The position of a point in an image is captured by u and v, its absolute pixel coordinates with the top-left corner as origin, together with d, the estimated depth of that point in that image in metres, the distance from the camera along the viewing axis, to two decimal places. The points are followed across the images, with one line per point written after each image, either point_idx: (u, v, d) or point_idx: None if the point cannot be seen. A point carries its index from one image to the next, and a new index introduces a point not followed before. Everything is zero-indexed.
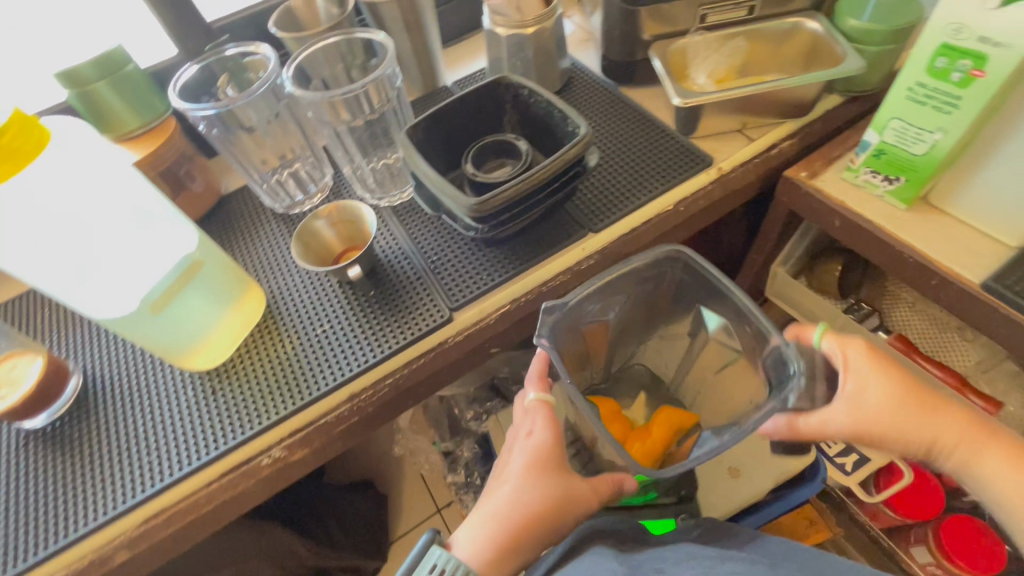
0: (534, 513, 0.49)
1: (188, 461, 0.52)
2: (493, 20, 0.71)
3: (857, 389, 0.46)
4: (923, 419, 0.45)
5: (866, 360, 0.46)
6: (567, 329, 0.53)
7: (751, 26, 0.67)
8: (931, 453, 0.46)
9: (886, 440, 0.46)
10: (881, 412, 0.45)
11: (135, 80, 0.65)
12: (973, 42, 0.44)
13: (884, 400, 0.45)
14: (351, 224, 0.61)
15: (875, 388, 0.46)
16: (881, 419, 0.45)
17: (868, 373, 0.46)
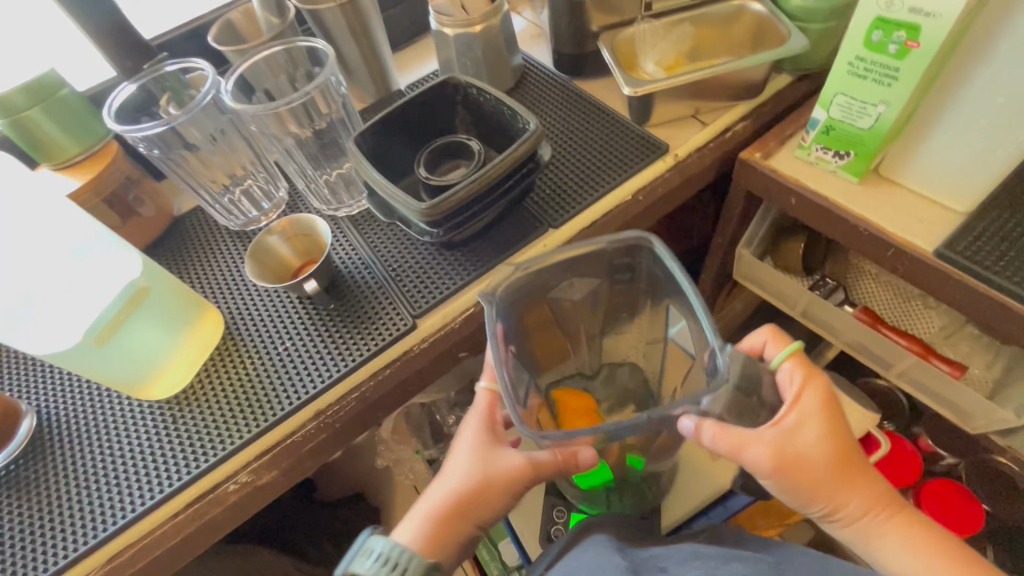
0: (475, 485, 0.49)
1: (151, 494, 0.50)
2: (439, 21, 0.70)
3: (798, 426, 0.45)
4: (845, 481, 0.46)
5: (816, 404, 0.46)
6: (528, 300, 0.54)
7: (697, 11, 0.67)
8: (835, 514, 0.46)
9: (809, 491, 0.45)
10: (813, 459, 0.45)
11: (71, 105, 0.63)
12: (905, 13, 0.44)
13: (822, 448, 0.45)
14: (306, 238, 0.60)
15: (816, 430, 0.45)
16: (813, 470, 0.45)
17: (812, 418, 0.46)
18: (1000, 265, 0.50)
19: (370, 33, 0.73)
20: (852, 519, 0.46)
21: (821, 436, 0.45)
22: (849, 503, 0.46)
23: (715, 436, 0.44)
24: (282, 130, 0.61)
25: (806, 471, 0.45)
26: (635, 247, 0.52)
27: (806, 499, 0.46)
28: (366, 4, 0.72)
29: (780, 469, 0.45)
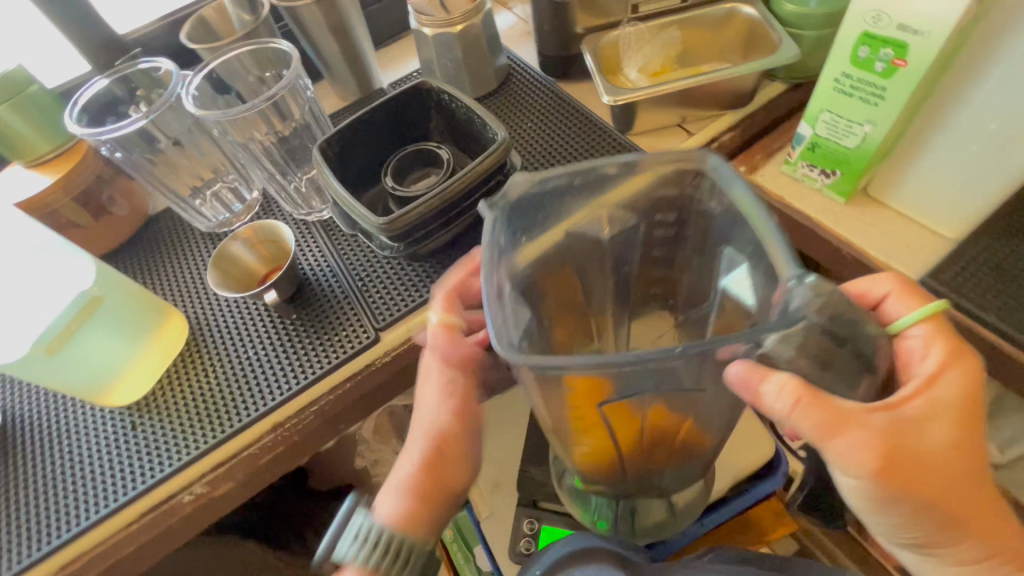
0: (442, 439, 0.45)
1: (106, 502, 0.50)
2: (419, 20, 0.67)
3: (926, 417, 0.39)
4: (951, 489, 0.40)
5: (953, 394, 0.40)
6: (537, 234, 0.43)
7: (686, 15, 0.65)
8: (907, 523, 0.41)
9: (908, 495, 0.39)
10: (926, 458, 0.39)
11: (41, 103, 0.62)
12: (893, 30, 0.41)
13: (945, 447, 0.39)
14: (272, 244, 0.59)
15: (946, 427, 0.39)
16: (927, 468, 0.39)
17: (942, 411, 0.39)
18: (988, 299, 0.48)
19: (349, 31, 0.71)
20: (930, 527, 0.41)
21: (950, 437, 0.39)
22: (942, 511, 0.40)
23: (805, 412, 0.36)
24: (251, 133, 0.60)
25: (910, 470, 0.39)
26: (683, 175, 0.42)
27: (897, 503, 0.40)
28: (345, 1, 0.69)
29: (886, 458, 0.38)
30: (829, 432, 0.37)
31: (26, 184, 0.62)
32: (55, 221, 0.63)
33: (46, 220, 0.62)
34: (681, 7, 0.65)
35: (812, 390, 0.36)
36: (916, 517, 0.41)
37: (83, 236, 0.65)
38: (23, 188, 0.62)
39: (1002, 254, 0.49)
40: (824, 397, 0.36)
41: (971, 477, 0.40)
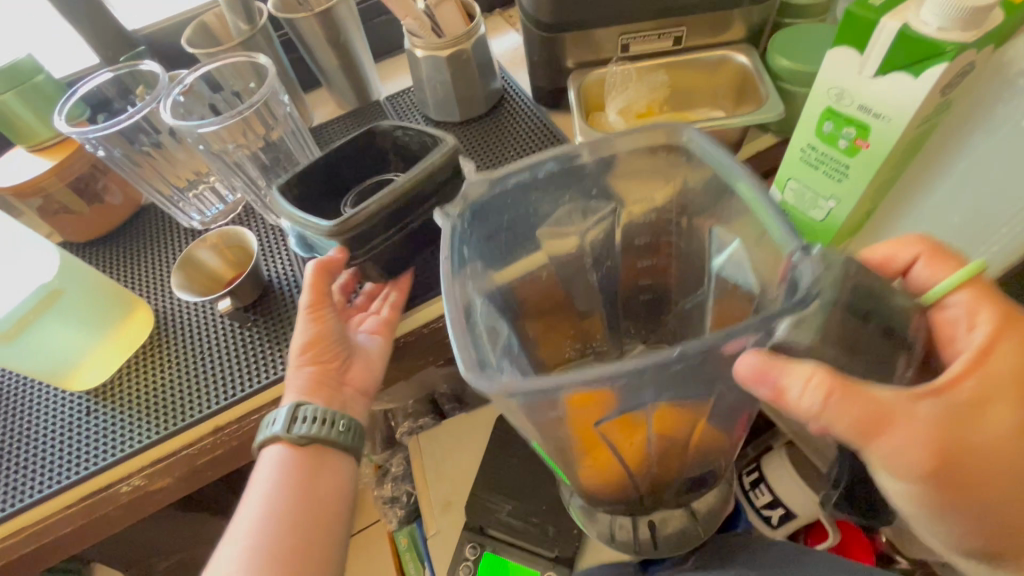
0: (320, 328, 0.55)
1: (49, 483, 0.52)
2: (412, 42, 0.68)
3: (982, 396, 0.36)
4: (1017, 482, 0.36)
5: (1012, 372, 0.36)
6: (507, 219, 0.45)
7: (678, 59, 0.63)
8: (999, 519, 0.37)
9: (970, 491, 0.36)
10: (991, 448, 0.36)
11: (44, 92, 0.65)
12: (854, 109, 0.39)
13: (1010, 434, 0.35)
14: (237, 250, 0.61)
15: (1007, 410, 0.35)
16: (986, 462, 0.36)
17: (1003, 394, 0.36)
18: None
19: (346, 44, 0.72)
20: (1000, 532, 0.38)
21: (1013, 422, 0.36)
22: (1010, 508, 0.37)
23: (837, 408, 0.33)
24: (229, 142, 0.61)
25: (969, 466, 0.35)
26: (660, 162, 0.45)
27: (955, 501, 0.37)
28: (344, 17, 0.70)
29: (941, 462, 0.35)
30: (871, 430, 0.34)
31: (24, 167, 0.65)
32: (47, 205, 0.66)
33: (40, 202, 0.65)
34: (673, 50, 0.63)
35: (845, 380, 0.33)
36: (985, 518, 0.37)
37: (74, 220, 0.68)
38: (21, 171, 0.65)
39: None
40: (865, 390, 0.33)
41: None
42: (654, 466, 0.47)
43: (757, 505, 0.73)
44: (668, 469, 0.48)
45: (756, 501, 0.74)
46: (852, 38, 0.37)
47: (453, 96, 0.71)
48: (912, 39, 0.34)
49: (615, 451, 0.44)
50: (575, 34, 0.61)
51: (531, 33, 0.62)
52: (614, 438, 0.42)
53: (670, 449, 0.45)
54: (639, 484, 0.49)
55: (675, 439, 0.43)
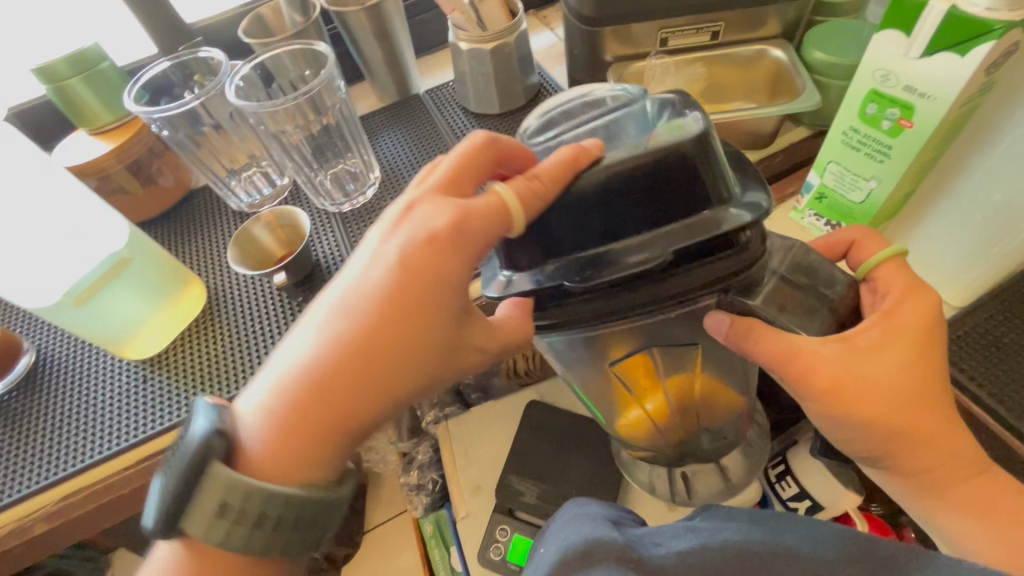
0: (398, 309, 0.36)
1: (109, 444, 0.55)
2: (457, 35, 0.71)
3: (876, 345, 0.40)
4: (908, 415, 0.40)
5: (910, 324, 0.40)
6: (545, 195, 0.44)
7: (716, 52, 0.66)
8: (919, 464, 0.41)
9: (863, 417, 0.40)
10: (881, 386, 0.39)
11: (108, 77, 0.68)
12: (899, 90, 0.41)
13: (898, 375, 0.39)
14: (290, 229, 0.64)
15: (893, 359, 0.40)
16: (877, 395, 0.39)
17: (900, 339, 0.40)
18: (977, 371, 0.46)
19: (392, 37, 0.75)
20: (902, 456, 0.41)
21: (903, 362, 0.40)
22: (912, 436, 0.40)
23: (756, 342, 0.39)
24: (286, 124, 0.64)
25: (859, 396, 0.40)
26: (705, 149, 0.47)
27: (849, 426, 0.41)
28: (391, 13, 0.73)
29: (834, 395, 0.40)
30: (774, 358, 0.40)
31: (87, 148, 0.68)
32: (105, 184, 0.69)
33: (98, 182, 0.68)
34: (710, 45, 0.66)
35: (760, 320, 0.40)
36: (886, 446, 0.41)
37: (130, 201, 0.71)
38: (84, 152, 0.68)
39: (1003, 324, 0.48)
40: (774, 333, 0.39)
41: (931, 406, 0.40)
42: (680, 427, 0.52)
43: (783, 496, 0.70)
44: (693, 428, 0.53)
45: (782, 493, 0.70)
46: (899, 19, 0.39)
47: (493, 88, 0.73)
48: (960, 18, 0.36)
49: (636, 403, 0.50)
50: (615, 28, 0.63)
51: (574, 26, 0.64)
52: (632, 384, 0.49)
53: (687, 407, 0.50)
54: (665, 444, 0.54)
55: (689, 395, 0.49)
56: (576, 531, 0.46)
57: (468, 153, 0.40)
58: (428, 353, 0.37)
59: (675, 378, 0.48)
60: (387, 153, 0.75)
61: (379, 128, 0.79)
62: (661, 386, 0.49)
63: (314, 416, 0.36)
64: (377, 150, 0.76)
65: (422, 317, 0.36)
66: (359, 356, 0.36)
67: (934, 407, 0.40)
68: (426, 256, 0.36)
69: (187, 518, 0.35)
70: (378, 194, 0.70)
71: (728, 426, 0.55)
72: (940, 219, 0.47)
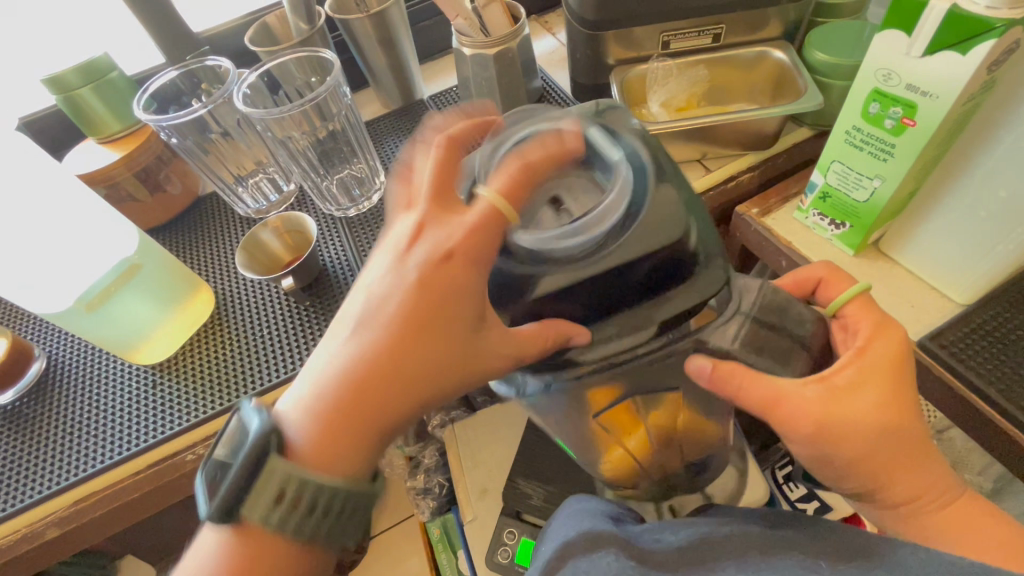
0: (430, 309, 0.36)
1: (120, 449, 0.55)
2: (460, 40, 0.72)
3: (851, 384, 0.40)
4: (887, 447, 0.40)
5: (884, 360, 0.41)
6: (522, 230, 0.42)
7: (718, 55, 0.66)
8: (907, 490, 0.41)
9: (846, 453, 0.40)
10: (863, 422, 0.39)
11: (117, 86, 0.69)
12: (902, 89, 0.42)
13: (877, 412, 0.40)
14: (297, 234, 0.64)
15: (869, 396, 0.40)
16: (859, 432, 0.39)
17: (874, 375, 0.41)
18: (985, 369, 0.46)
19: (396, 44, 0.75)
20: (888, 484, 0.41)
21: (878, 398, 0.40)
22: (892, 468, 0.41)
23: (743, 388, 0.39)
24: (292, 131, 0.65)
25: (840, 436, 0.40)
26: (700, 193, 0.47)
27: (830, 460, 0.41)
28: (396, 20, 0.74)
29: (820, 435, 0.40)
30: (757, 401, 0.40)
31: (96, 157, 0.69)
32: (115, 193, 0.69)
33: (107, 191, 0.69)
34: (712, 47, 0.66)
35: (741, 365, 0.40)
36: (876, 473, 0.41)
37: (139, 208, 0.72)
38: (94, 161, 0.68)
39: (1011, 322, 0.48)
40: (759, 376, 0.40)
41: (910, 441, 0.40)
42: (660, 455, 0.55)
43: (791, 497, 0.70)
44: (672, 455, 0.55)
45: (789, 494, 0.70)
46: (899, 18, 0.39)
47: (497, 93, 0.74)
48: (962, 17, 0.36)
49: (620, 441, 0.52)
50: (617, 31, 0.64)
51: (577, 31, 0.65)
52: (615, 427, 0.50)
53: (669, 438, 0.52)
54: (650, 471, 0.57)
55: (671, 427, 0.51)
56: (572, 519, 0.49)
57: (442, 161, 0.39)
58: (449, 359, 0.37)
59: (655, 418, 0.49)
60: (393, 157, 0.75)
61: (384, 133, 0.79)
62: (644, 424, 0.50)
63: (354, 419, 0.35)
64: (382, 154, 0.77)
65: (440, 323, 0.36)
66: (393, 356, 0.36)
67: (911, 440, 0.41)
68: (441, 273, 0.36)
69: (244, 508, 0.34)
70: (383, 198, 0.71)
71: (711, 451, 0.58)
72: (944, 219, 0.48)
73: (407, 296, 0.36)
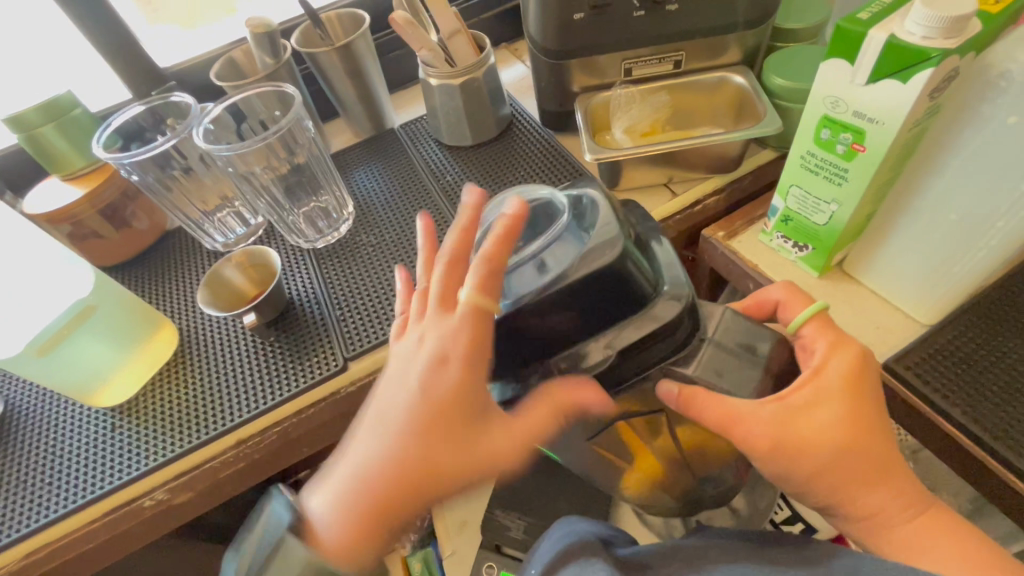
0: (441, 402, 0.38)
1: (75, 498, 0.53)
2: (426, 71, 0.72)
3: (809, 402, 0.40)
4: (845, 466, 0.39)
5: (839, 379, 0.40)
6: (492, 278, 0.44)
7: (679, 81, 0.67)
8: (885, 514, 0.40)
9: (807, 468, 0.40)
10: (822, 439, 0.39)
11: (80, 124, 0.69)
12: (850, 116, 0.42)
13: (836, 429, 0.39)
14: (261, 268, 0.64)
15: (825, 413, 0.39)
16: (816, 447, 0.39)
17: (833, 395, 0.40)
18: (951, 389, 0.46)
19: (364, 75, 0.76)
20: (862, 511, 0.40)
21: (839, 415, 0.40)
22: (856, 483, 0.40)
23: (702, 411, 0.39)
24: (255, 165, 0.65)
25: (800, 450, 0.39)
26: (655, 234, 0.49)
27: (794, 476, 0.41)
28: (363, 52, 0.74)
29: (777, 452, 0.39)
30: (715, 424, 0.39)
31: (58, 196, 0.68)
32: (78, 230, 0.69)
33: (70, 228, 0.68)
34: (674, 73, 0.67)
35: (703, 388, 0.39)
36: (847, 495, 0.40)
37: (104, 244, 0.71)
38: (56, 198, 0.68)
39: (976, 341, 0.47)
40: (719, 397, 0.39)
41: (875, 455, 0.40)
42: (677, 477, 0.53)
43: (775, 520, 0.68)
44: (686, 480, 0.53)
45: (775, 517, 0.69)
46: (841, 49, 0.40)
47: (465, 122, 0.75)
48: (899, 47, 0.36)
49: (634, 467, 0.51)
50: (579, 60, 0.65)
51: (540, 60, 0.66)
52: (621, 451, 0.49)
53: (679, 463, 0.50)
54: (667, 495, 0.56)
55: (678, 453, 0.49)
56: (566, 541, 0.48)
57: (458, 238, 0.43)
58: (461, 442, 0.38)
59: (664, 444, 0.48)
60: (362, 188, 0.76)
61: (354, 164, 0.79)
62: (648, 448, 0.49)
63: (387, 496, 0.38)
64: (352, 185, 0.77)
65: (450, 411, 0.38)
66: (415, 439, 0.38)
67: (877, 451, 0.40)
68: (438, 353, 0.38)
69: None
70: (352, 229, 0.71)
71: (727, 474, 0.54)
72: (904, 240, 0.48)
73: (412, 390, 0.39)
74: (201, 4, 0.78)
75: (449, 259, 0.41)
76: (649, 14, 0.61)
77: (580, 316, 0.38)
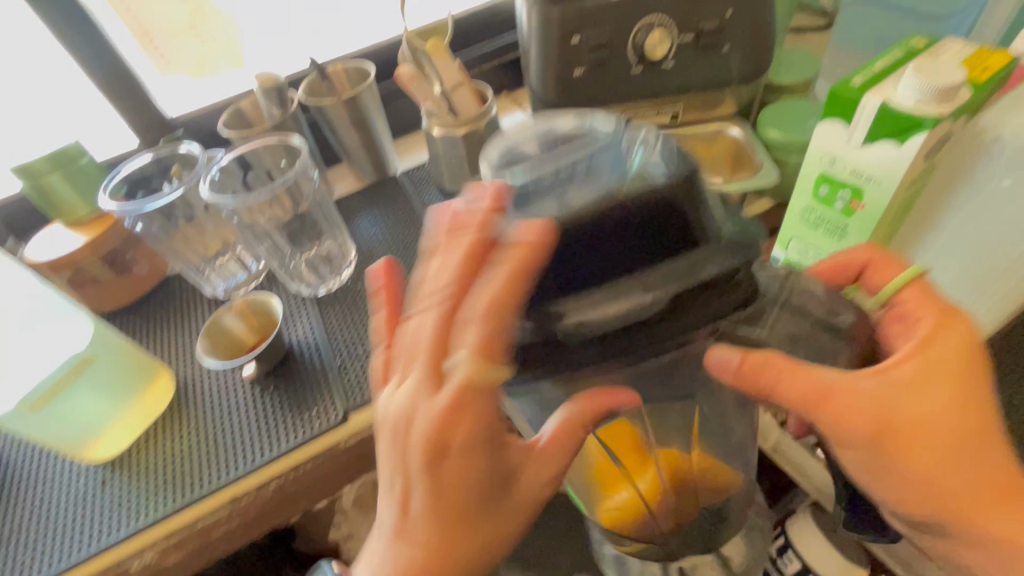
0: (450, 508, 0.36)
1: (59, 560, 0.51)
2: (429, 121, 0.73)
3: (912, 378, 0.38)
4: (954, 452, 0.38)
5: (947, 355, 0.39)
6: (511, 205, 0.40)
7: (677, 132, 0.69)
8: None
9: (916, 460, 0.38)
10: (925, 418, 0.38)
11: (87, 172, 0.69)
12: (847, 175, 0.43)
13: (943, 411, 0.38)
14: (262, 317, 0.63)
15: (933, 393, 0.38)
16: (929, 431, 0.38)
17: (940, 372, 0.38)
18: None
19: (369, 125, 0.77)
20: None
21: (945, 395, 0.38)
22: (940, 473, 0.38)
23: (793, 384, 0.37)
24: (259, 215, 0.65)
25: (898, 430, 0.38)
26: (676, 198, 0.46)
27: (901, 471, 0.39)
28: (368, 103, 0.76)
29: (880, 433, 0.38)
30: (806, 401, 0.37)
31: (63, 242, 0.68)
32: (79, 276, 0.69)
33: (72, 275, 0.68)
34: (672, 124, 0.69)
35: (784, 356, 0.37)
36: None
37: (106, 290, 0.71)
38: (61, 245, 0.68)
39: None
40: (807, 369, 0.37)
41: (980, 439, 0.38)
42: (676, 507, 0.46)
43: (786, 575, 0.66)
44: (687, 509, 0.47)
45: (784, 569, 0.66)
46: (838, 112, 0.41)
47: (467, 170, 0.76)
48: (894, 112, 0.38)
49: (629, 486, 0.44)
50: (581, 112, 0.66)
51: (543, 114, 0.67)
52: (618, 458, 0.44)
53: (685, 484, 0.45)
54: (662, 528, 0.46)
55: (688, 470, 0.45)
56: None
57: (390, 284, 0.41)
58: (477, 522, 0.37)
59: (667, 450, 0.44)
60: (364, 235, 0.76)
61: (356, 210, 0.80)
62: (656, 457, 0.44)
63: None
64: (354, 231, 0.77)
65: (460, 505, 0.36)
66: (436, 536, 0.37)
67: (984, 437, 0.39)
68: (442, 462, 0.35)
69: None
70: (353, 276, 0.71)
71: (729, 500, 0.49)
72: None
73: (416, 494, 0.36)
74: (213, 56, 0.77)
75: (417, 322, 0.35)
76: (646, 70, 0.63)
77: (620, 249, 0.33)
